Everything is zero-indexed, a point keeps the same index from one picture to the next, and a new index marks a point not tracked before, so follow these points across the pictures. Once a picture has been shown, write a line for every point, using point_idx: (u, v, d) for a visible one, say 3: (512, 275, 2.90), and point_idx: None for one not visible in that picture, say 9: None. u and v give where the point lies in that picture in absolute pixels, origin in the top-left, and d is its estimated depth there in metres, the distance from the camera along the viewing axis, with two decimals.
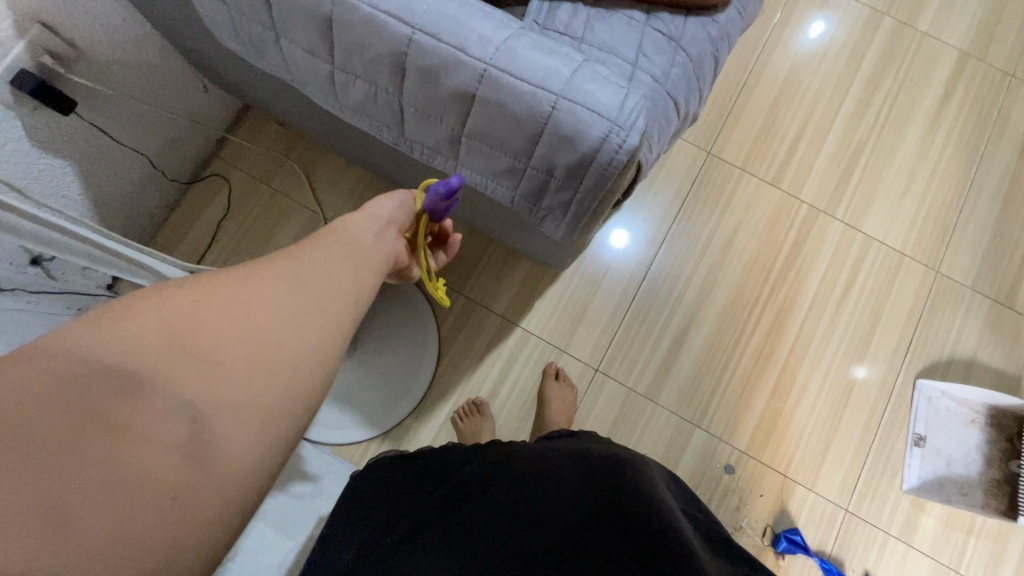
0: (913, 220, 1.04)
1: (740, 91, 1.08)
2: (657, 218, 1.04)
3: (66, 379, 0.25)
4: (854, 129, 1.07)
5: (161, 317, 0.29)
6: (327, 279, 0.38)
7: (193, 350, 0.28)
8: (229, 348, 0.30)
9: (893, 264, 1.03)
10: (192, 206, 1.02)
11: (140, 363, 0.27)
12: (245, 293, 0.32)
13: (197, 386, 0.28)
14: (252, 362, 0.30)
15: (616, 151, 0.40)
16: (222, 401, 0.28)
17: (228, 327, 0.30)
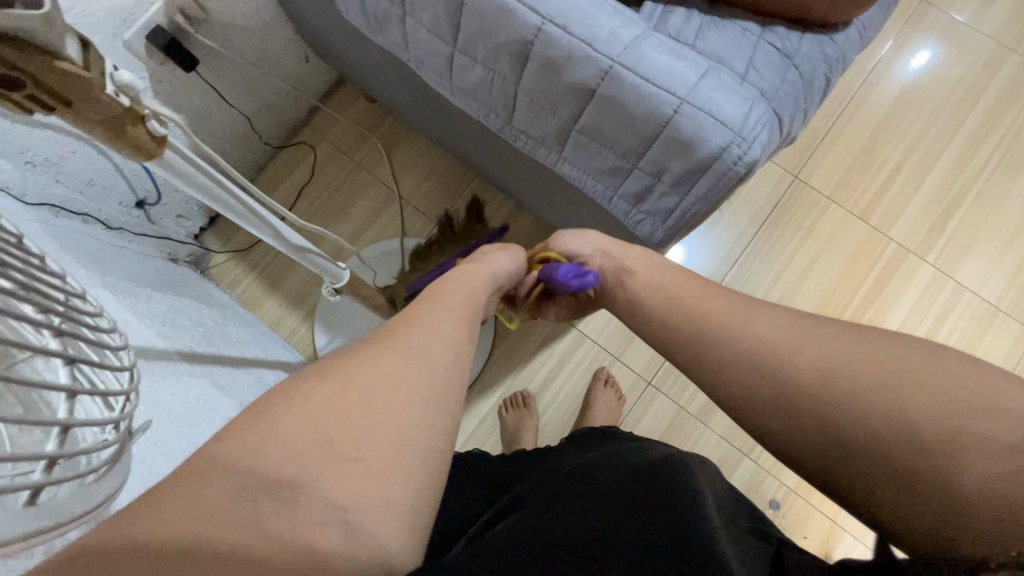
0: (1014, 274, 0.97)
1: (838, 116, 1.03)
2: (731, 236, 1.01)
3: (239, 491, 0.30)
4: (960, 169, 1.00)
5: (304, 412, 0.33)
6: (436, 340, 0.41)
7: (334, 447, 0.32)
8: (365, 427, 0.34)
9: (985, 318, 0.96)
10: (279, 169, 1.07)
11: (283, 471, 0.31)
12: (372, 370, 0.37)
13: (343, 483, 0.32)
14: (388, 437, 0.34)
15: (735, 162, 0.39)
16: (365, 492, 0.32)
17: (364, 409, 0.34)
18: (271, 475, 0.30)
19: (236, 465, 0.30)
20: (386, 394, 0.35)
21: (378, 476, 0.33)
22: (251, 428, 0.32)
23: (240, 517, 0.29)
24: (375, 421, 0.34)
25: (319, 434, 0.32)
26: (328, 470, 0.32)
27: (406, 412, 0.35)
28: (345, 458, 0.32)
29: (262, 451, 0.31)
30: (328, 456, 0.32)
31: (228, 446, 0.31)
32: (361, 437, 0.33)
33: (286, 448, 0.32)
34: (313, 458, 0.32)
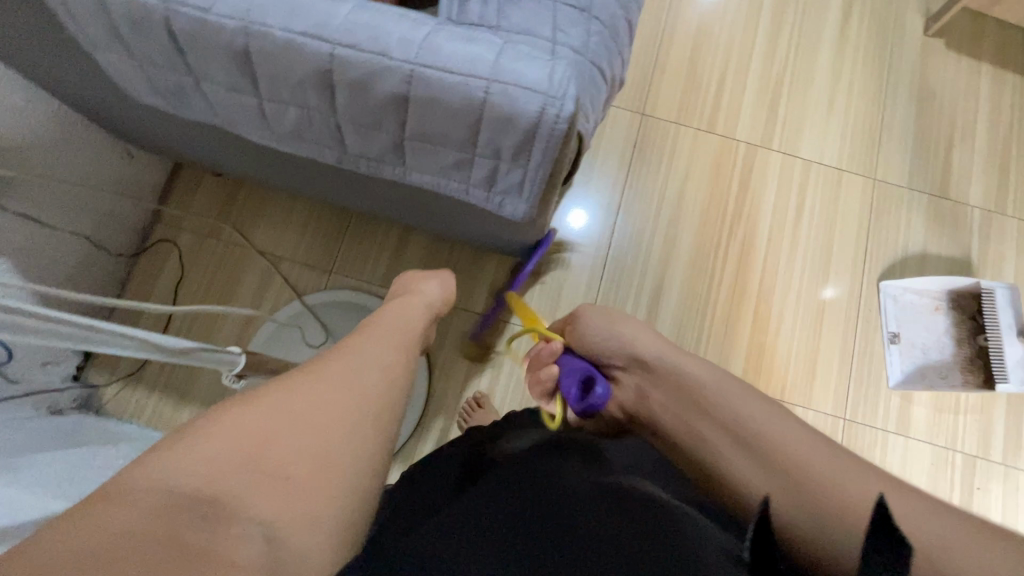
0: (843, 137, 1.10)
1: (658, 50, 1.12)
2: (608, 186, 1.07)
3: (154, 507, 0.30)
4: (772, 65, 1.12)
5: (236, 429, 0.35)
6: (363, 369, 0.44)
7: (265, 463, 0.34)
8: (291, 446, 0.36)
9: (834, 183, 1.08)
10: (146, 276, 0.99)
11: (206, 485, 0.32)
12: (299, 398, 0.39)
13: (277, 492, 0.34)
14: (312, 456, 0.36)
15: (555, 121, 0.41)
16: (296, 508, 0.34)
17: (291, 430, 0.37)
18: (199, 493, 0.32)
19: (165, 485, 0.31)
20: (313, 420, 0.38)
21: (308, 490, 0.35)
22: (172, 452, 0.34)
23: (159, 531, 0.29)
24: (302, 440, 0.36)
25: (242, 453, 0.34)
26: (256, 486, 0.33)
27: (334, 434, 0.38)
28: (274, 474, 0.34)
29: (186, 468, 0.33)
30: (253, 474, 0.34)
31: (144, 477, 0.32)
32: (288, 458, 0.35)
33: (208, 464, 0.33)
34: (241, 476, 0.33)
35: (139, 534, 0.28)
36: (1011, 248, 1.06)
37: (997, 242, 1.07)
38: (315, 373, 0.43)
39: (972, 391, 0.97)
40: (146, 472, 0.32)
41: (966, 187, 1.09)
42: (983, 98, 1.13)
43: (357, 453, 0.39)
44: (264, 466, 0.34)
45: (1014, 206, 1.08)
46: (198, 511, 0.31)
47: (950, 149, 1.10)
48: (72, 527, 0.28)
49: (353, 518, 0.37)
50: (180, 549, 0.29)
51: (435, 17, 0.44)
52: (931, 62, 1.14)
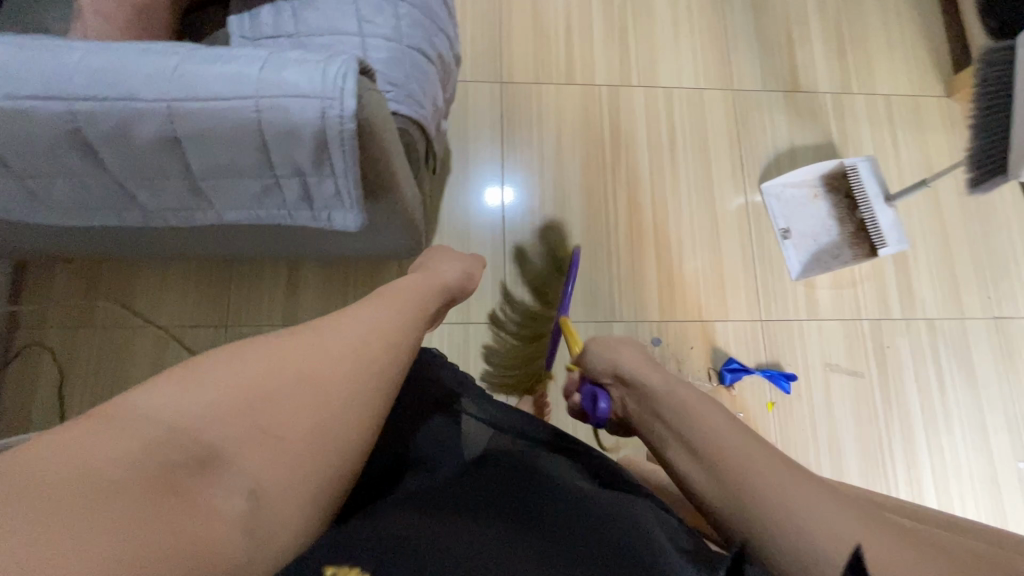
0: (695, 55, 1.13)
1: (499, 15, 1.10)
2: (488, 162, 1.05)
3: (148, 449, 0.33)
4: (612, 3, 1.13)
5: (245, 377, 0.39)
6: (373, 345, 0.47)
7: (264, 425, 0.38)
8: (297, 411, 0.39)
9: (698, 103, 1.11)
10: (20, 389, 0.89)
11: (205, 435, 0.35)
12: (311, 360, 0.43)
13: (268, 453, 0.37)
14: (310, 426, 0.39)
15: (341, 122, 0.39)
16: (279, 476, 0.37)
17: (294, 393, 0.40)
18: (195, 436, 0.35)
19: (168, 419, 0.35)
20: (314, 392, 0.41)
21: (294, 459, 0.38)
22: (184, 388, 0.37)
23: (149, 470, 0.32)
24: (296, 409, 0.39)
25: (247, 406, 0.38)
26: (257, 440, 0.37)
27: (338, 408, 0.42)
28: (270, 436, 0.37)
29: (191, 407, 0.36)
30: (253, 431, 0.37)
31: (146, 407, 0.35)
32: (285, 421, 0.38)
33: (210, 411, 0.36)
34: (236, 431, 0.36)
35: (133, 463, 0.31)
36: (864, 122, 1.14)
37: (852, 120, 1.14)
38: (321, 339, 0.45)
39: (865, 263, 1.04)
40: (151, 396, 0.36)
41: (814, 76, 1.15)
42: None
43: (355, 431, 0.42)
44: (271, 425, 0.38)
45: (860, 83, 1.16)
46: (191, 454, 0.34)
47: (791, 43, 1.16)
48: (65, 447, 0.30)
49: (333, 486, 0.39)
50: (167, 488, 0.31)
51: (191, 43, 0.41)
52: None
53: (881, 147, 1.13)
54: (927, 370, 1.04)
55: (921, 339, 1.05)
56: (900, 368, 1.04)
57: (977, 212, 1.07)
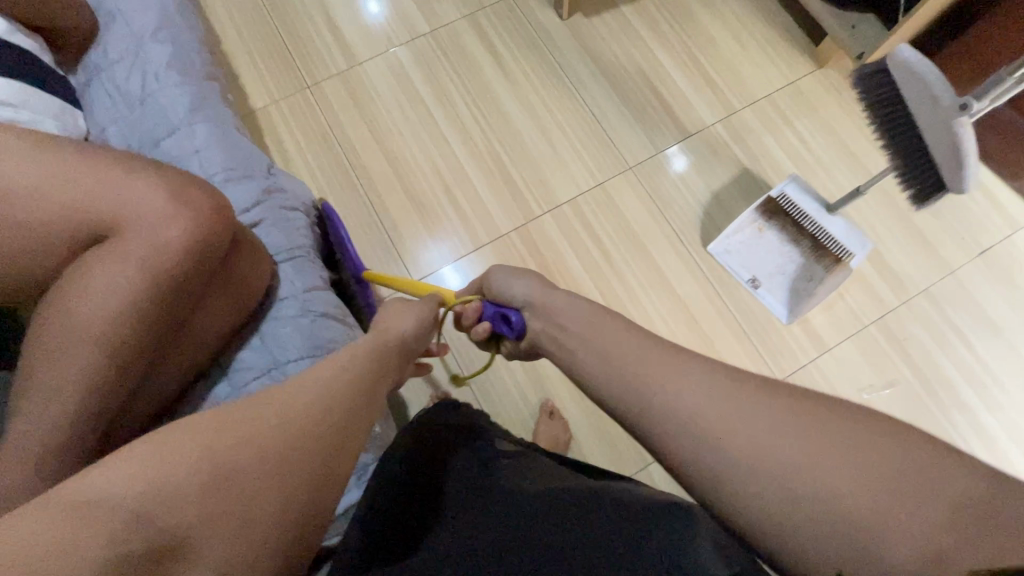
0: (579, 152, 1.11)
1: (381, 219, 1.06)
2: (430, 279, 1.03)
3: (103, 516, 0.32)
4: (478, 148, 1.11)
5: (196, 448, 0.36)
6: (341, 385, 0.46)
7: (227, 469, 0.36)
8: (254, 468, 0.37)
9: (606, 195, 1.07)
10: None
11: (153, 503, 0.33)
12: (272, 410, 0.41)
13: (232, 501, 0.36)
14: (273, 466, 0.38)
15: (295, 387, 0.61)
16: (240, 520, 0.36)
17: (273, 450, 0.39)
18: (138, 509, 0.33)
19: (120, 492, 0.33)
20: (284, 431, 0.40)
21: (252, 509, 0.37)
22: (148, 463, 0.35)
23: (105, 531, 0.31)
24: (257, 460, 0.38)
25: (213, 453, 0.36)
26: (210, 514, 0.35)
27: (315, 464, 0.41)
28: (229, 479, 0.36)
29: (146, 479, 0.34)
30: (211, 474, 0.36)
31: (107, 481, 0.33)
32: (235, 489, 0.36)
33: (166, 461, 0.35)
34: (199, 482, 0.35)
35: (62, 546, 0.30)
36: (762, 130, 1.11)
37: (751, 135, 1.11)
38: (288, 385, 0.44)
39: (846, 278, 0.98)
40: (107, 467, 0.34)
41: (694, 111, 1.13)
42: (644, 35, 1.18)
43: (304, 496, 0.39)
44: (255, 486, 0.37)
45: (738, 98, 1.14)
46: (144, 539, 0.32)
47: (657, 93, 1.14)
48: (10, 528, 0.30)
49: (295, 510, 0.39)
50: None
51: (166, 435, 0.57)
52: (585, 40, 1.17)
53: (792, 147, 1.10)
54: (955, 344, 0.99)
55: (930, 315, 1.01)
56: (928, 354, 0.99)
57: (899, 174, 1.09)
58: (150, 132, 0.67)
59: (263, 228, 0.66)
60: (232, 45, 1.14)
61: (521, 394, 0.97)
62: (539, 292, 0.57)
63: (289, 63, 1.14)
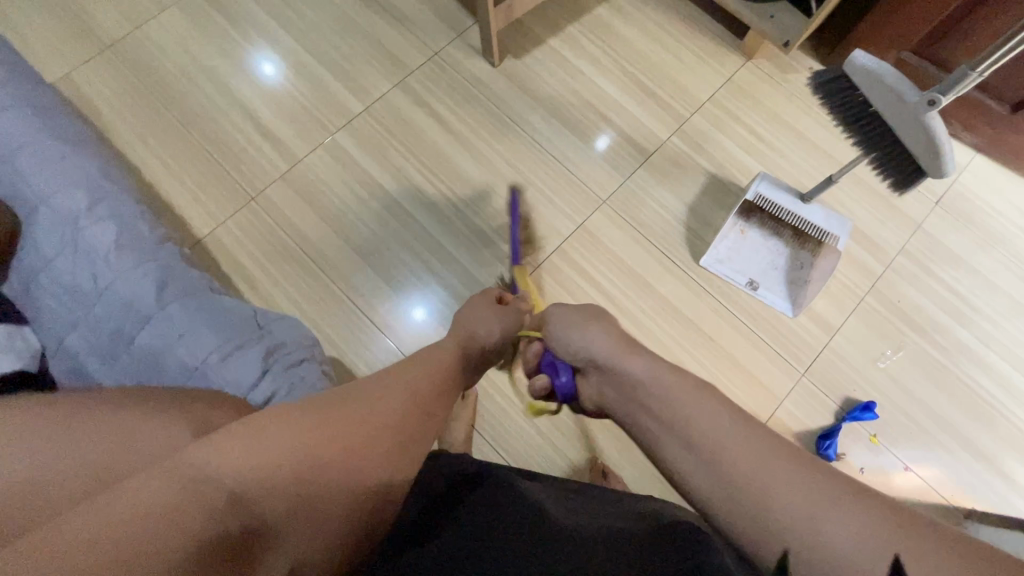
0: (551, 198, 1.09)
1: (372, 320, 1.01)
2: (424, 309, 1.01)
3: (213, 490, 0.35)
4: (449, 218, 1.07)
5: (290, 442, 0.41)
6: (408, 403, 0.53)
7: (316, 467, 0.42)
8: (338, 463, 0.44)
9: (589, 236, 1.07)
10: None
11: (251, 487, 0.38)
12: (356, 417, 0.48)
13: (317, 493, 0.42)
14: (351, 465, 0.45)
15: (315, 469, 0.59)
16: (315, 510, 0.42)
17: (349, 452, 0.45)
18: (240, 492, 0.37)
19: (225, 472, 0.37)
20: (361, 438, 0.47)
21: (327, 506, 0.43)
22: (246, 449, 0.39)
23: (209, 497, 0.35)
24: (341, 459, 0.44)
25: (310, 451, 0.42)
26: (295, 501, 0.40)
27: (373, 469, 0.47)
28: (317, 471, 0.42)
29: (253, 463, 0.39)
30: (304, 464, 0.41)
31: (213, 459, 0.37)
32: (319, 481, 0.42)
33: (269, 448, 0.40)
34: (295, 473, 0.41)
35: (180, 511, 0.32)
36: (716, 132, 1.13)
37: (707, 139, 1.13)
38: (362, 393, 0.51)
39: (835, 262, 0.99)
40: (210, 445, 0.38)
41: (648, 129, 1.13)
42: (580, 64, 1.17)
43: (369, 494, 0.47)
44: (328, 484, 0.43)
45: (685, 105, 1.15)
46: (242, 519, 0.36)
47: (608, 120, 1.14)
48: (122, 497, 0.32)
49: (357, 506, 0.46)
50: (218, 553, 0.33)
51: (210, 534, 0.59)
52: (524, 82, 1.15)
53: (748, 141, 1.13)
54: (942, 294, 1.05)
55: (915, 272, 1.06)
56: (922, 309, 1.04)
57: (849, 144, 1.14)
58: (118, 328, 0.60)
59: (277, 399, 0.59)
60: (159, 175, 1.04)
61: (568, 461, 0.94)
62: (609, 350, 0.60)
63: (225, 178, 1.05)
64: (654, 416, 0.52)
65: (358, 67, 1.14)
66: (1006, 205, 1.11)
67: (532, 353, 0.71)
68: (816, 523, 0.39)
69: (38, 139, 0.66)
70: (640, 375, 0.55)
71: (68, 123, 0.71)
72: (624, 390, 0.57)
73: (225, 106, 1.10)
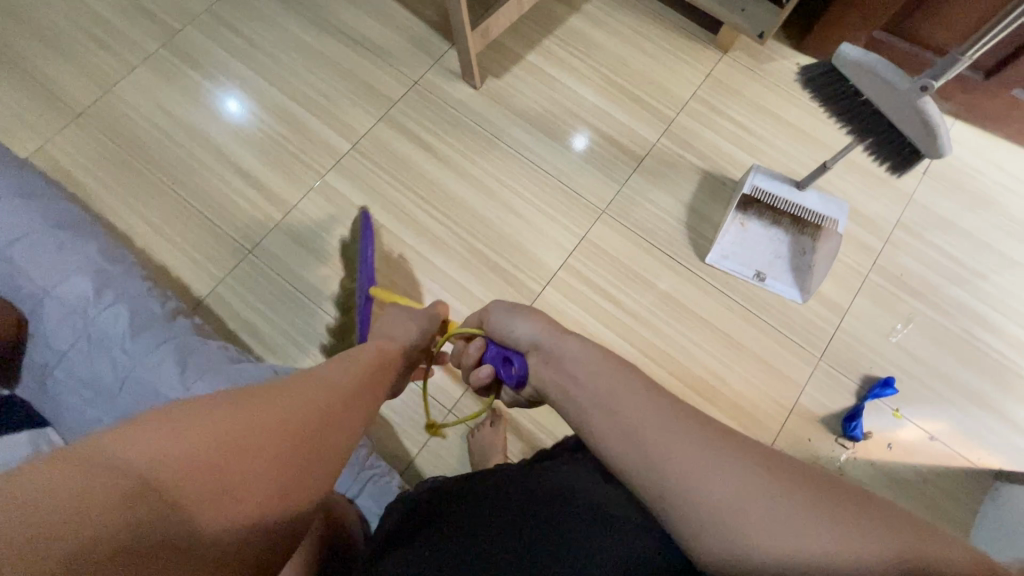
0: (549, 213, 1.09)
1: None
2: None
3: (98, 493, 0.34)
4: (451, 246, 1.06)
5: (206, 438, 0.39)
6: (352, 397, 0.52)
7: (236, 465, 0.40)
8: (262, 459, 0.42)
9: (593, 246, 1.07)
10: None
11: (146, 488, 0.36)
12: (289, 406, 0.46)
13: (239, 492, 0.40)
14: (281, 459, 0.43)
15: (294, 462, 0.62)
16: (238, 507, 0.40)
17: (275, 443, 0.43)
18: (129, 495, 0.35)
19: (118, 472, 0.35)
20: (292, 431, 0.44)
21: (254, 502, 0.41)
22: (166, 438, 0.38)
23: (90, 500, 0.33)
24: (266, 456, 0.42)
25: (229, 446, 0.40)
26: (209, 499, 0.39)
27: (308, 468, 0.46)
28: (235, 470, 0.40)
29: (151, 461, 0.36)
30: (221, 462, 0.39)
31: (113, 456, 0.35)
32: (242, 480, 0.40)
33: (178, 446, 0.38)
34: (209, 476, 0.39)
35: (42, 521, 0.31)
36: (703, 128, 1.14)
37: (696, 137, 1.13)
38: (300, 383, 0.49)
39: (837, 244, 1.00)
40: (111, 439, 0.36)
41: (636, 133, 1.13)
42: (559, 76, 1.16)
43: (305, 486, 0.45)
44: (257, 481, 0.41)
45: (670, 105, 1.16)
46: (131, 523, 0.35)
47: (595, 128, 1.14)
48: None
49: (292, 499, 0.44)
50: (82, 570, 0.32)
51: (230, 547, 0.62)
52: (506, 100, 1.15)
53: (735, 134, 1.14)
54: (943, 262, 1.07)
55: (913, 244, 1.08)
56: (925, 279, 1.06)
57: (832, 125, 1.16)
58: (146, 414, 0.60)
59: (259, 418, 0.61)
60: (149, 239, 1.02)
61: None
62: (547, 334, 0.57)
63: (218, 233, 1.03)
64: (583, 399, 0.48)
65: (338, 104, 1.13)
66: (990, 167, 1.14)
67: (474, 347, 0.65)
68: (749, 518, 0.36)
69: (37, 228, 0.65)
70: (575, 356, 0.51)
71: (62, 204, 0.69)
72: (561, 372, 0.52)
73: (207, 159, 1.08)
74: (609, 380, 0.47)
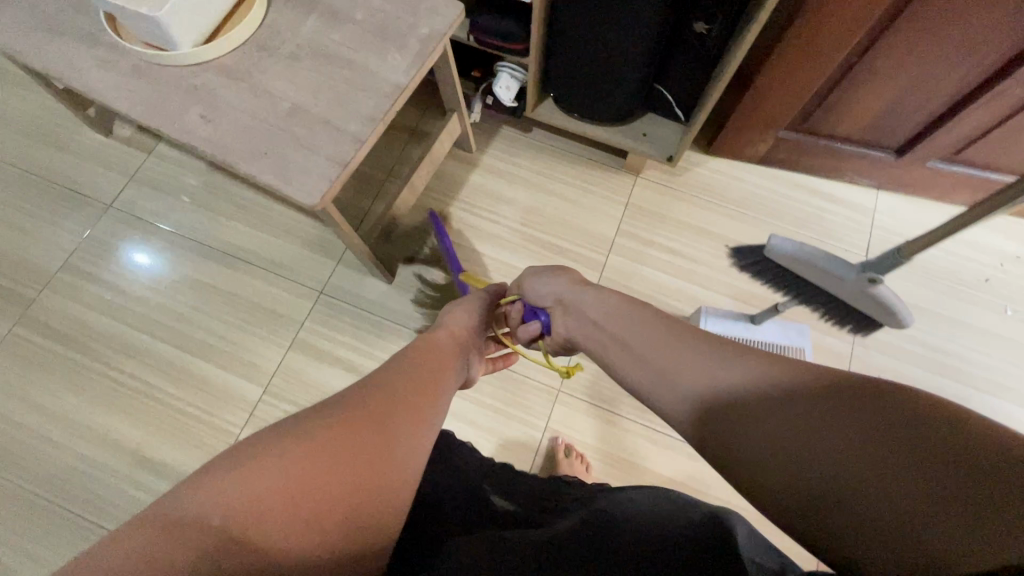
0: (500, 408, 0.99)
1: None
2: None
3: (211, 515, 0.37)
4: None
5: (291, 449, 0.41)
6: (415, 390, 0.52)
7: (323, 468, 0.41)
8: (344, 458, 0.43)
9: (557, 435, 0.96)
10: None
11: (246, 509, 0.38)
12: (356, 409, 0.47)
13: (325, 498, 0.40)
14: (361, 458, 0.43)
15: None
16: (326, 510, 0.40)
17: (356, 438, 0.44)
18: (233, 520, 0.37)
19: (219, 504, 0.37)
20: (364, 428, 0.45)
21: (338, 503, 0.41)
22: (224, 476, 0.39)
23: (200, 533, 0.36)
24: (343, 458, 0.42)
25: (310, 451, 0.41)
26: (302, 502, 0.39)
27: (377, 466, 0.44)
28: (320, 483, 0.41)
29: (251, 485, 0.38)
30: (307, 468, 0.41)
31: (216, 483, 0.39)
32: (328, 483, 0.41)
33: (270, 464, 0.40)
34: (296, 480, 0.40)
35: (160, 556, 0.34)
36: (640, 266, 1.07)
37: (634, 278, 1.06)
38: (362, 391, 0.49)
39: None
40: (215, 474, 0.39)
41: None
42: (476, 247, 1.08)
43: (380, 486, 0.44)
44: (309, 491, 0.40)
45: (598, 248, 1.09)
46: (241, 547, 0.36)
47: None
48: (132, 537, 0.35)
49: (375, 498, 0.43)
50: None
51: None
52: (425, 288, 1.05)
53: (674, 263, 1.08)
54: (916, 350, 1.02)
55: (881, 338, 1.03)
56: (903, 373, 1.01)
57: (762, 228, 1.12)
58: None
59: None
60: None
61: None
62: (573, 289, 0.65)
63: None
64: (606, 338, 0.58)
65: (236, 341, 1.00)
66: (925, 232, 1.11)
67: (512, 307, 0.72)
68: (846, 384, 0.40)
69: None
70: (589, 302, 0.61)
71: None
72: (583, 320, 0.61)
73: (100, 455, 0.93)
74: (625, 316, 0.57)
